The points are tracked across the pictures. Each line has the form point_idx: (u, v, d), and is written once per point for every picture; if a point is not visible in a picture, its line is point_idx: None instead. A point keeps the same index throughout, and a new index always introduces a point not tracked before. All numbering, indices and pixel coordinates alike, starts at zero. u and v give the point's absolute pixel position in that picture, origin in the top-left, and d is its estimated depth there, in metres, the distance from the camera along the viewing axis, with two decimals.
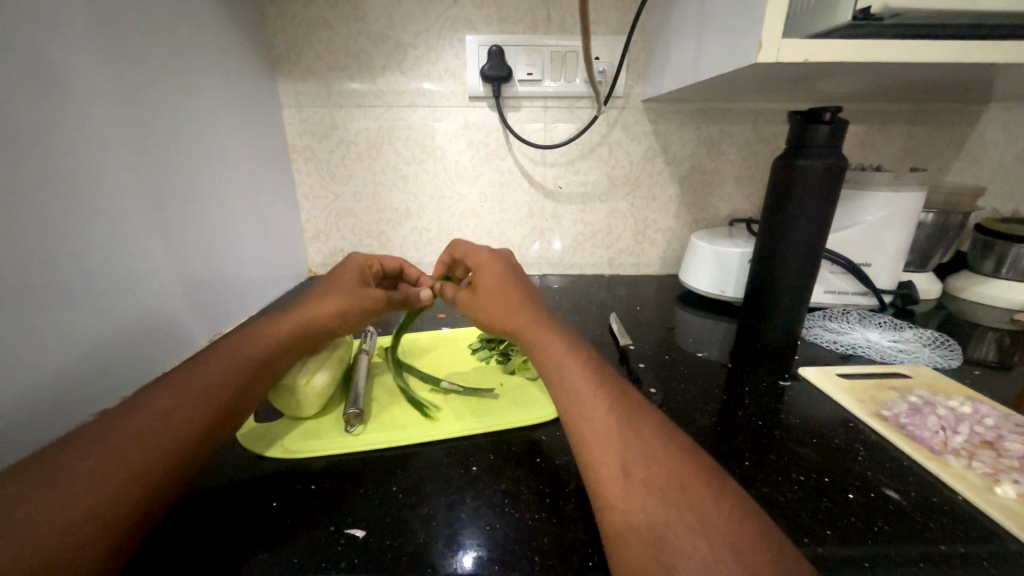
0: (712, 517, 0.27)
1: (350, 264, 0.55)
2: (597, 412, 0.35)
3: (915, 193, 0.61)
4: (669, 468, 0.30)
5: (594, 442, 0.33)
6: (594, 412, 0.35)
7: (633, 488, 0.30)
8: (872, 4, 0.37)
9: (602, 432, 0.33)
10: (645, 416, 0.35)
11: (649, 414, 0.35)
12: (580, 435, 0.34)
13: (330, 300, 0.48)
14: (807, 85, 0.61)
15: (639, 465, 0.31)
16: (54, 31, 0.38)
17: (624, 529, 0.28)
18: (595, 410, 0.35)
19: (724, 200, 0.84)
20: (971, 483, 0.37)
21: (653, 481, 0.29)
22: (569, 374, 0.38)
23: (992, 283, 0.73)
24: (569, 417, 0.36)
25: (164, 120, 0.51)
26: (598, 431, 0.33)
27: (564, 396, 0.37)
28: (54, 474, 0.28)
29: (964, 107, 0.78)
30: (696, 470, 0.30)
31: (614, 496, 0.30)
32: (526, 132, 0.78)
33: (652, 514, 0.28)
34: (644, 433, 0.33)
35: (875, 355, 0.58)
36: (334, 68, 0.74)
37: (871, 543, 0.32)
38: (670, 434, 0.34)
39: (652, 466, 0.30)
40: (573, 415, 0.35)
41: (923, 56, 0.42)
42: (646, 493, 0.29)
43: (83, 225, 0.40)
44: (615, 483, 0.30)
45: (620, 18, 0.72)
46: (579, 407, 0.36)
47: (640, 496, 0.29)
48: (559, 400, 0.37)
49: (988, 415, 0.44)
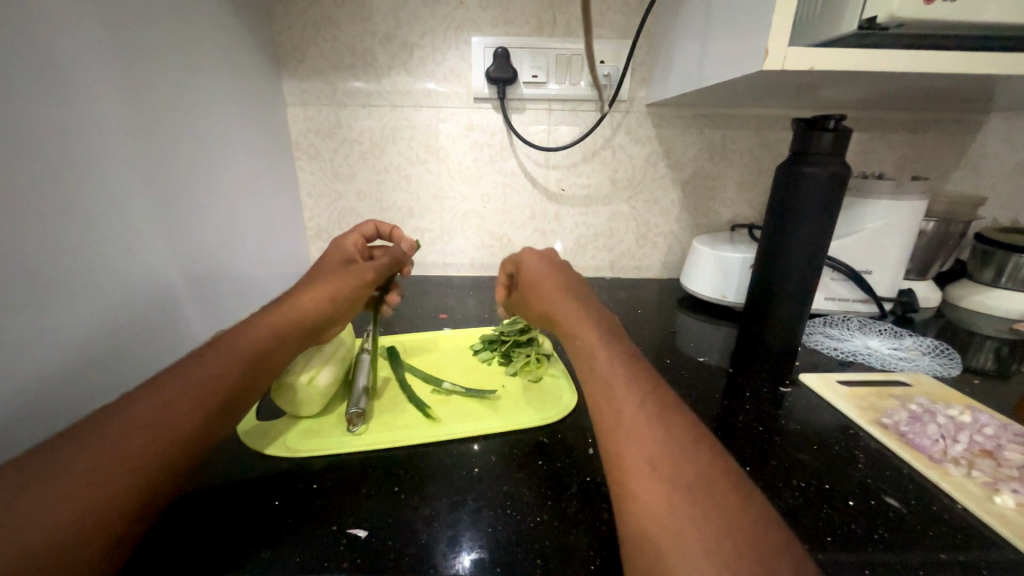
0: (738, 522, 0.26)
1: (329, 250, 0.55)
2: (628, 405, 0.34)
3: (916, 201, 0.61)
4: (696, 467, 0.30)
5: (621, 436, 0.33)
6: (622, 404, 0.34)
7: (658, 483, 0.29)
8: (878, 14, 0.38)
9: (632, 424, 0.33)
10: (677, 410, 0.34)
11: (683, 409, 0.35)
12: (606, 426, 0.34)
13: (323, 285, 0.48)
14: (811, 92, 0.62)
15: (667, 461, 0.30)
16: (57, 25, 0.38)
17: (645, 519, 0.28)
18: (626, 401, 0.34)
19: (726, 204, 0.84)
20: (970, 492, 0.37)
21: (679, 478, 0.29)
22: (600, 362, 0.38)
23: (992, 293, 0.73)
24: (599, 406, 0.35)
25: (166, 114, 0.50)
26: (628, 422, 0.33)
27: (595, 384, 0.37)
28: (54, 464, 0.28)
29: (966, 116, 0.78)
30: (724, 474, 0.30)
31: (641, 490, 0.29)
32: (529, 134, 0.78)
33: (676, 512, 0.28)
34: (675, 428, 0.32)
35: (875, 362, 0.58)
36: (339, 67, 0.74)
37: (872, 550, 0.32)
38: (701, 433, 0.33)
39: (678, 464, 0.30)
40: (602, 406, 0.35)
41: (929, 66, 0.43)
42: (670, 490, 0.29)
43: (84, 218, 0.40)
44: (639, 477, 0.30)
45: (625, 21, 0.72)
46: (608, 398, 0.35)
47: (663, 492, 0.29)
48: (590, 391, 0.37)
49: (987, 424, 0.44)
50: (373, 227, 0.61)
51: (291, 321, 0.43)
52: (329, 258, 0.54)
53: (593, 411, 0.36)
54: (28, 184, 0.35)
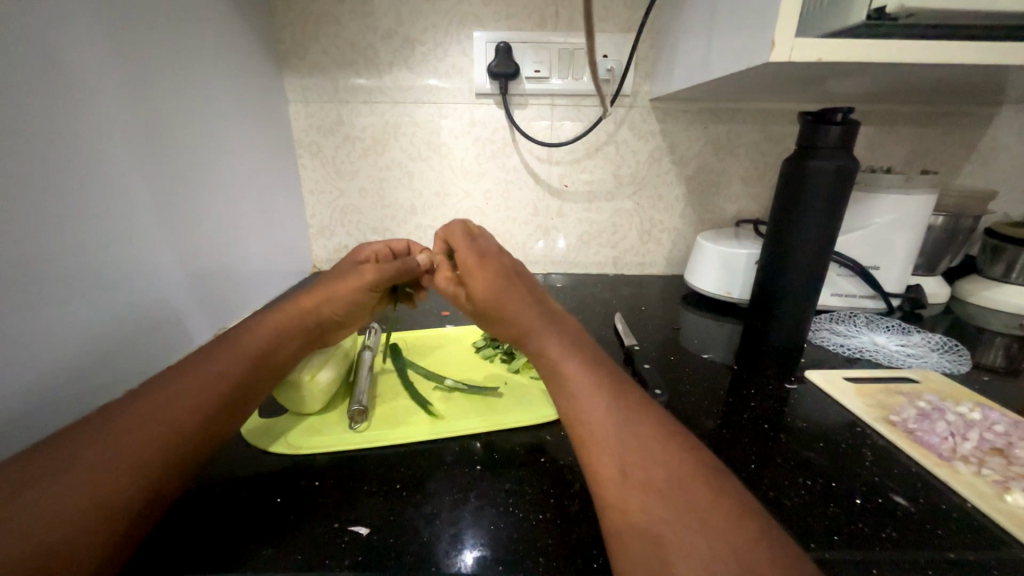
0: (713, 519, 0.27)
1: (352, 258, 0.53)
2: (595, 414, 0.34)
3: (925, 196, 0.60)
4: (667, 467, 0.30)
5: (594, 445, 0.32)
6: (589, 414, 0.34)
7: (635, 489, 0.29)
8: (887, 4, 0.37)
9: (601, 433, 0.33)
10: (642, 412, 0.34)
11: (650, 409, 0.35)
12: (578, 436, 0.34)
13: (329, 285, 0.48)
14: (818, 86, 0.61)
15: (639, 465, 0.30)
16: (58, 21, 0.38)
17: (624, 530, 0.28)
18: (592, 411, 0.34)
19: (731, 200, 0.83)
20: (980, 490, 0.36)
21: (653, 482, 0.29)
22: (569, 369, 0.37)
23: (1001, 288, 0.72)
24: (570, 418, 0.35)
25: (167, 110, 0.50)
26: (597, 431, 0.33)
27: (564, 399, 0.36)
28: (59, 462, 0.28)
29: (975, 109, 0.77)
30: (699, 471, 0.30)
31: (617, 497, 0.29)
32: (531, 129, 0.77)
33: (652, 515, 0.27)
34: (644, 432, 0.32)
35: (882, 358, 0.57)
36: (341, 63, 0.74)
37: (879, 549, 0.32)
38: (670, 432, 0.33)
39: (652, 466, 0.30)
40: (572, 415, 0.35)
41: (941, 56, 0.42)
42: (646, 495, 0.28)
43: (87, 213, 0.40)
44: (614, 484, 0.30)
45: (629, 15, 0.71)
46: (576, 407, 0.35)
47: (640, 497, 0.28)
48: (559, 401, 0.37)
49: (998, 422, 0.43)
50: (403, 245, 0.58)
51: (294, 317, 0.44)
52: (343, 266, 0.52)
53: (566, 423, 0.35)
54: (29, 177, 0.35)
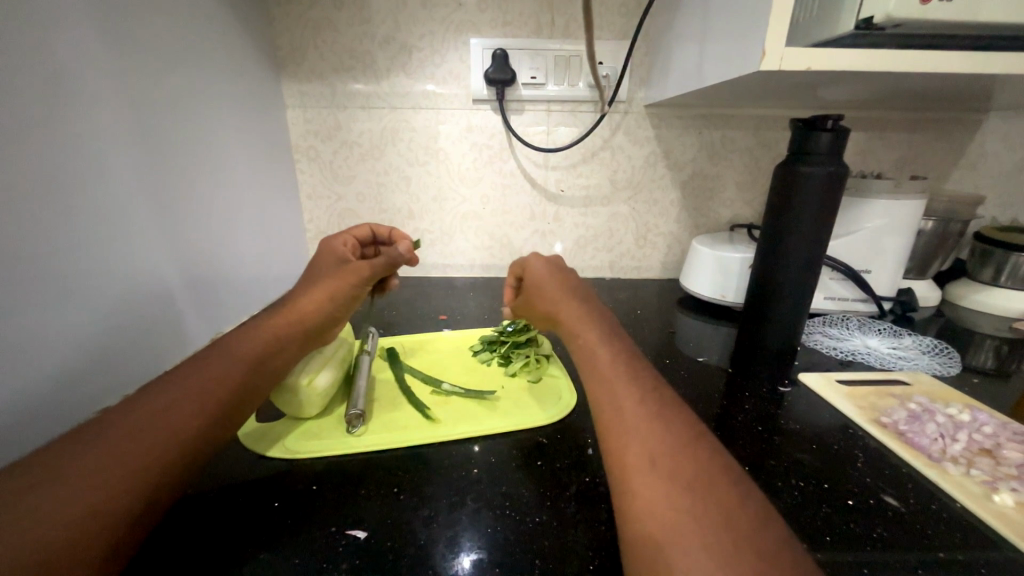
0: (738, 516, 0.26)
1: (327, 250, 0.53)
2: (629, 403, 0.34)
3: (915, 201, 0.61)
4: (695, 461, 0.30)
5: (622, 431, 0.33)
6: (619, 405, 0.35)
7: (657, 476, 0.29)
8: (874, 15, 0.38)
9: (632, 421, 0.33)
10: (676, 409, 0.34)
11: (684, 410, 0.35)
12: (607, 425, 0.34)
13: (321, 287, 0.49)
14: (809, 92, 0.62)
15: (666, 455, 0.30)
16: (57, 28, 0.38)
17: (643, 511, 0.28)
18: (627, 400, 0.35)
19: (726, 205, 0.84)
20: (969, 491, 0.37)
21: (677, 472, 0.29)
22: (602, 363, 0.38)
23: (990, 292, 0.73)
24: (601, 406, 0.36)
25: (166, 116, 0.51)
26: (629, 419, 0.33)
27: (599, 387, 0.37)
28: (59, 465, 0.28)
29: (964, 115, 0.78)
30: (724, 471, 0.29)
31: (641, 486, 0.29)
32: (528, 135, 0.78)
33: (675, 504, 0.27)
34: (676, 427, 0.32)
35: (874, 361, 0.58)
36: (338, 69, 0.74)
37: (871, 549, 0.32)
38: (704, 432, 0.32)
39: (679, 459, 0.30)
40: (604, 404, 0.36)
41: (928, 65, 0.43)
42: (668, 483, 0.29)
43: (86, 217, 0.41)
44: (639, 469, 0.30)
45: (624, 22, 0.72)
46: (610, 397, 0.36)
47: (662, 484, 0.29)
48: (592, 391, 0.38)
49: (987, 423, 0.44)
50: (367, 230, 0.58)
51: (292, 322, 0.44)
52: (320, 260, 0.53)
53: (597, 410, 0.36)
54: (27, 181, 0.35)
